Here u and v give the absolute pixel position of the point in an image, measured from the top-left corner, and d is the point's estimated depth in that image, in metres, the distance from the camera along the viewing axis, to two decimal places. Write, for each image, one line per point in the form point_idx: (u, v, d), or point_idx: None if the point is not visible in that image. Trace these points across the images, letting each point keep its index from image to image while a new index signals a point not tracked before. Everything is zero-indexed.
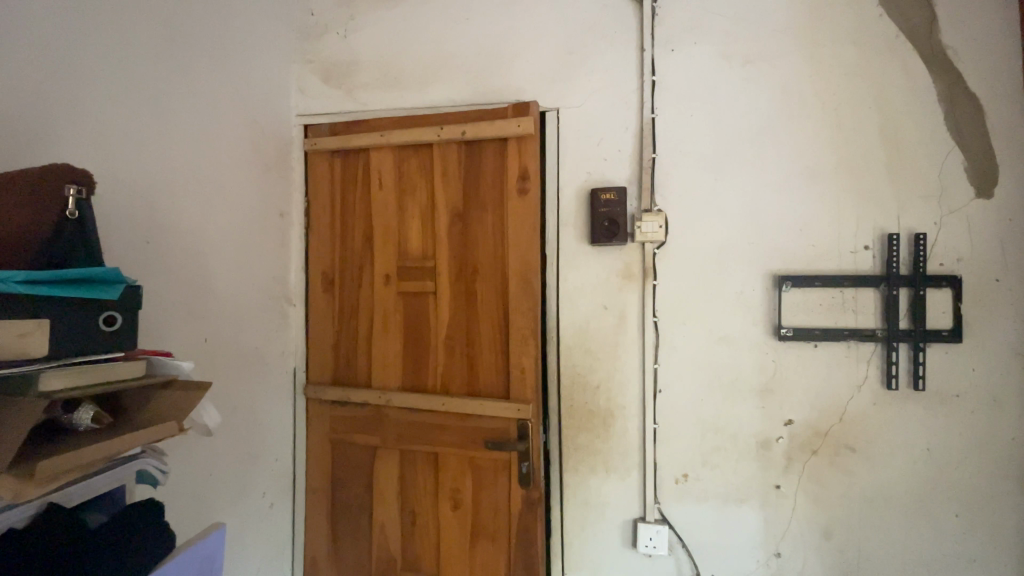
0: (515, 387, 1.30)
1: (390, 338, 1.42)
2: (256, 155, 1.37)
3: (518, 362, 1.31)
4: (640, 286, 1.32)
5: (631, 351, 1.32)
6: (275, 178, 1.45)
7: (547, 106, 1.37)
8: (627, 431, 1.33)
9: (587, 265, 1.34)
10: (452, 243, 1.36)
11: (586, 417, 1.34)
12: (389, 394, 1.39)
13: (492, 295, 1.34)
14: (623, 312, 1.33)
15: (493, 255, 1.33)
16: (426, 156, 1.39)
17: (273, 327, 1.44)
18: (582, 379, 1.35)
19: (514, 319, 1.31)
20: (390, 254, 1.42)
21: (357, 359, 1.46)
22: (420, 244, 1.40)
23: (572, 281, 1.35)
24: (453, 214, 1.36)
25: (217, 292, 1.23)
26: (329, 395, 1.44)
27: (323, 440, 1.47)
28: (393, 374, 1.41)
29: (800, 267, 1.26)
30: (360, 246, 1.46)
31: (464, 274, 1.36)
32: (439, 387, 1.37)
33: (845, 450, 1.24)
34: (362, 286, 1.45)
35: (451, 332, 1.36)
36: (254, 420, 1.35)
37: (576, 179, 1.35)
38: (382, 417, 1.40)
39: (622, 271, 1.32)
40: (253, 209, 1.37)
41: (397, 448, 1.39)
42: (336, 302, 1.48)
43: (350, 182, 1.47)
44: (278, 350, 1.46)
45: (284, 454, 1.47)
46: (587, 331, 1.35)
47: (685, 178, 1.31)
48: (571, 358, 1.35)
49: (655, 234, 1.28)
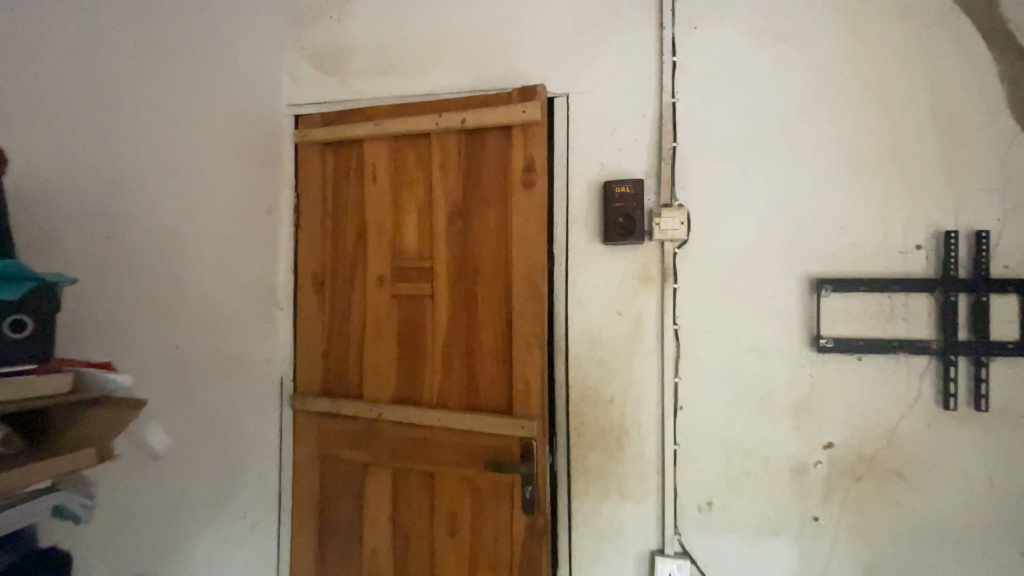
0: (519, 402, 1.16)
1: (383, 346, 1.29)
2: (240, 146, 1.27)
3: (523, 374, 1.16)
4: (660, 289, 1.17)
5: (648, 363, 1.18)
6: (262, 173, 1.35)
7: (556, 91, 1.25)
8: (644, 452, 1.18)
9: (599, 267, 1.20)
10: (451, 240, 1.24)
11: (598, 436, 1.20)
12: (381, 407, 1.26)
13: (494, 300, 1.20)
14: (640, 319, 1.18)
15: (495, 256, 1.20)
16: (424, 148, 1.27)
17: (257, 332, 1.34)
18: (593, 395, 1.20)
19: (518, 326, 1.17)
20: (384, 255, 1.30)
21: (349, 369, 1.34)
22: (417, 243, 1.27)
23: (582, 284, 1.21)
24: (453, 210, 1.24)
25: (191, 292, 1.13)
26: (319, 407, 1.33)
27: (312, 455, 1.36)
28: (387, 384, 1.29)
29: (841, 269, 1.12)
30: (353, 246, 1.34)
31: (464, 277, 1.23)
32: (437, 400, 1.24)
33: (892, 478, 1.09)
34: (355, 290, 1.33)
35: (449, 339, 1.23)
36: (234, 433, 1.25)
37: (588, 171, 1.22)
38: (374, 431, 1.28)
39: (640, 272, 1.18)
40: (236, 204, 1.27)
41: (390, 465, 1.27)
42: (327, 305, 1.37)
43: (343, 176, 1.37)
44: (262, 358, 1.35)
45: (270, 469, 1.37)
46: (599, 341, 1.20)
47: (710, 169, 1.16)
48: (581, 370, 1.21)
49: (676, 231, 1.14)
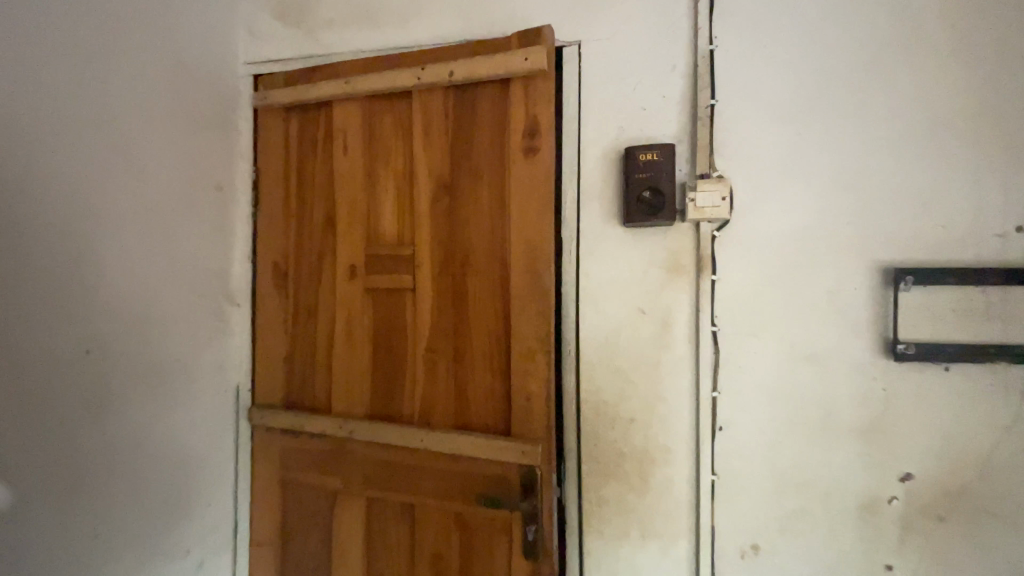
0: (518, 421, 0.94)
1: (354, 351, 1.07)
2: (181, 109, 1.05)
3: (523, 386, 0.94)
4: (694, 281, 0.95)
5: (679, 373, 0.95)
6: (211, 143, 1.13)
7: (565, 40, 1.02)
8: (674, 482, 0.96)
9: (618, 254, 0.97)
10: (436, 222, 1.01)
11: (617, 462, 0.97)
12: (352, 424, 1.04)
13: (489, 296, 0.98)
14: (669, 318, 0.95)
15: (489, 241, 0.98)
16: (404, 109, 1.05)
17: (205, 333, 1.12)
18: (611, 412, 0.97)
19: (517, 327, 0.94)
20: (357, 241, 1.07)
21: (314, 377, 1.11)
22: (395, 227, 1.05)
23: (598, 275, 0.98)
24: (439, 185, 1.01)
25: (107, 284, 0.92)
26: (280, 422, 1.11)
27: (272, 479, 1.14)
28: (359, 397, 1.07)
29: (922, 256, 0.88)
30: (320, 231, 1.12)
31: (452, 267, 1.00)
32: (418, 417, 1.02)
33: (987, 519, 0.87)
34: (322, 283, 1.11)
35: (434, 342, 1.01)
36: (170, 452, 1.04)
37: (603, 136, 0.99)
38: (344, 453, 1.06)
39: (669, 261, 0.95)
40: (177, 178, 1.05)
41: (362, 495, 1.05)
42: (290, 301, 1.14)
43: (309, 146, 1.14)
44: (212, 364, 1.13)
45: (223, 494, 1.16)
46: (618, 345, 0.97)
47: (757, 132, 0.93)
48: (596, 381, 0.98)
49: (717, 209, 0.91)
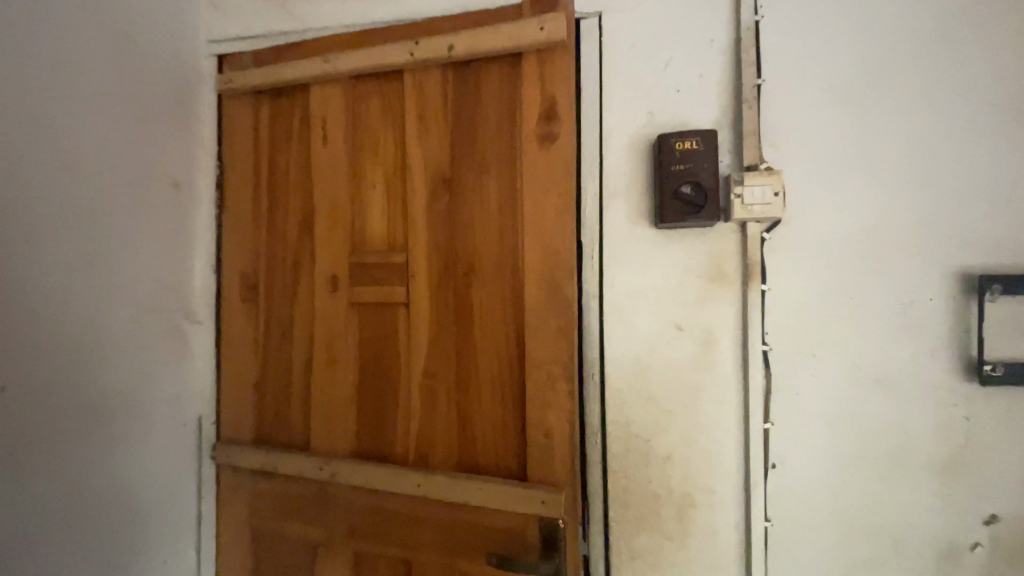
0: (536, 460, 0.79)
1: (337, 377, 0.91)
2: (128, 92, 0.88)
3: (542, 419, 0.79)
4: (740, 291, 0.80)
5: (724, 401, 0.80)
6: (166, 133, 0.96)
7: (583, 11, 0.87)
8: (719, 529, 0.81)
9: (649, 261, 0.82)
10: (433, 223, 0.85)
11: (651, 506, 0.82)
12: (335, 465, 0.88)
13: (498, 311, 0.82)
14: (711, 336, 0.81)
15: (498, 247, 0.83)
16: (394, 92, 0.89)
17: (160, 357, 0.94)
18: (643, 447, 0.82)
19: (533, 349, 0.80)
20: (339, 246, 0.91)
21: (290, 408, 0.95)
22: (384, 230, 0.89)
23: (625, 285, 0.83)
24: (437, 180, 0.86)
25: (31, 305, 0.74)
26: (249, 462, 0.94)
27: (241, 528, 0.97)
28: (344, 431, 0.90)
29: (1010, 258, 0.75)
30: (295, 235, 0.95)
31: (452, 277, 0.85)
32: (415, 455, 0.86)
33: None
34: (298, 297, 0.94)
35: (432, 365, 0.85)
36: (117, 504, 0.85)
37: (629, 123, 0.84)
38: (326, 498, 0.90)
39: (710, 268, 0.81)
40: (123, 175, 0.88)
41: (348, 548, 0.88)
42: (261, 317, 0.97)
43: (282, 137, 0.98)
44: (169, 394, 0.95)
45: (184, 550, 0.96)
46: (650, 369, 0.82)
47: (811, 117, 0.80)
48: (624, 410, 0.83)
49: (768, 208, 0.77)
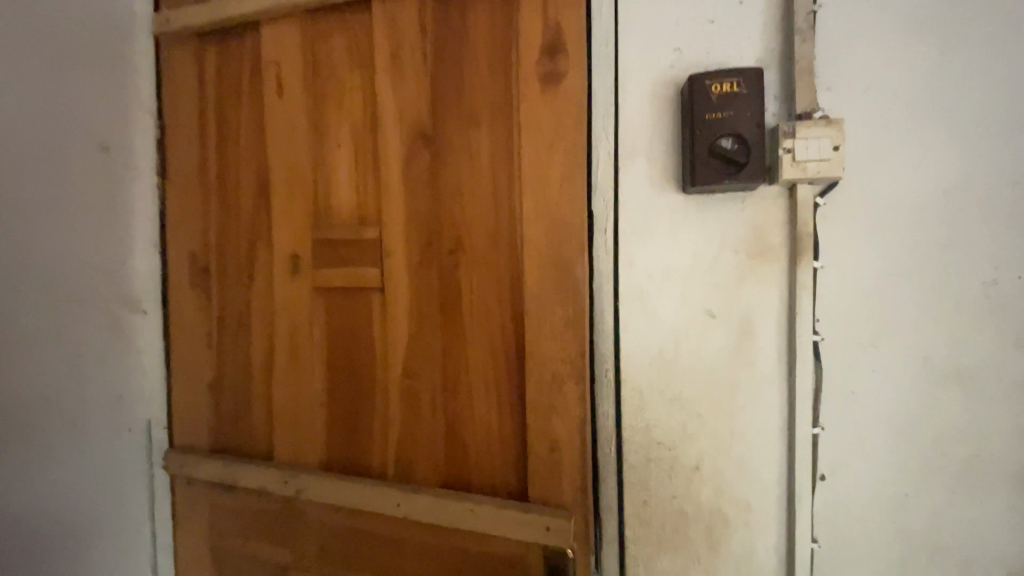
0: (540, 474, 0.66)
1: (303, 375, 0.77)
2: (30, 33, 0.72)
3: (547, 426, 0.66)
4: (786, 269, 0.66)
5: (765, 402, 0.66)
6: (87, 84, 0.79)
7: None
8: (755, 552, 0.67)
9: (675, 234, 0.68)
10: (412, 191, 0.70)
11: (675, 526, 0.69)
12: (302, 478, 0.74)
13: (492, 297, 0.68)
14: (750, 323, 0.66)
15: (492, 218, 0.68)
16: (361, 29, 0.73)
17: (95, 354, 0.79)
18: (666, 456, 0.69)
19: (534, 343, 0.66)
20: (300, 219, 0.76)
21: (250, 410, 0.81)
22: (354, 198, 0.74)
23: (646, 263, 0.69)
24: (416, 137, 0.70)
25: None
26: (203, 473, 0.81)
27: (199, 546, 0.84)
28: (312, 438, 0.77)
29: None
30: (250, 206, 0.80)
31: (436, 255, 0.70)
32: (396, 466, 0.73)
33: None
34: (256, 280, 0.79)
35: (414, 361, 0.71)
36: (47, 528, 0.72)
37: (652, 64, 0.68)
38: (294, 516, 0.77)
39: (750, 241, 0.66)
40: (30, 134, 0.72)
41: (321, 573, 0.76)
42: (214, 305, 0.83)
43: (231, 89, 0.81)
44: (110, 397, 0.81)
45: (136, 570, 0.84)
46: (676, 363, 0.68)
47: (878, 52, 0.64)
48: (644, 413, 0.69)
49: (825, 165, 0.62)
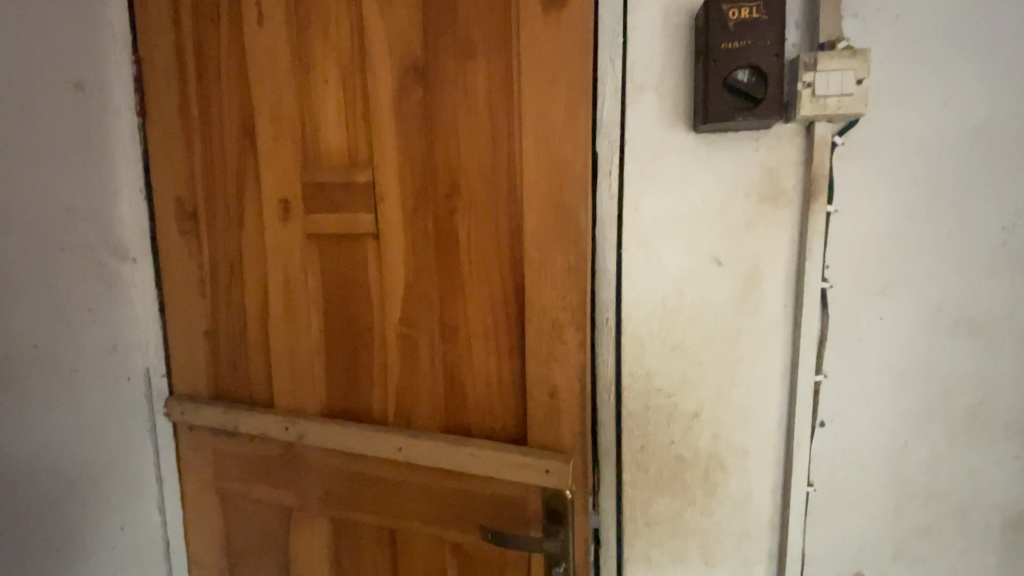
0: (540, 421, 0.66)
1: (299, 323, 0.75)
2: None
3: (547, 373, 0.65)
4: (798, 213, 0.63)
5: (769, 349, 0.65)
6: (53, 12, 0.73)
7: None
8: (752, 495, 0.68)
9: (683, 176, 0.64)
10: (405, 130, 0.66)
11: (673, 470, 0.70)
12: (303, 425, 0.75)
13: (491, 243, 0.66)
14: (757, 270, 0.64)
15: (489, 159, 0.64)
16: None
17: (86, 302, 0.78)
18: (666, 404, 0.69)
19: (534, 290, 0.64)
20: (289, 162, 0.72)
21: (248, 359, 0.80)
22: (344, 139, 0.70)
23: (651, 208, 0.66)
24: (408, 70, 0.65)
25: None
26: (205, 420, 0.81)
27: (205, 490, 0.86)
28: (311, 386, 0.76)
29: None
30: (235, 148, 0.76)
31: (431, 200, 0.67)
32: (395, 413, 0.73)
33: None
34: (246, 226, 0.77)
35: (411, 309, 0.70)
36: (54, 472, 0.73)
37: None
38: (296, 461, 0.78)
39: (761, 183, 0.63)
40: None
41: (325, 514, 0.78)
42: (205, 253, 0.80)
43: (208, 18, 0.75)
44: (104, 346, 0.80)
45: (146, 511, 0.86)
46: (679, 311, 0.67)
47: None
48: (645, 361, 0.69)
49: (847, 102, 0.58)
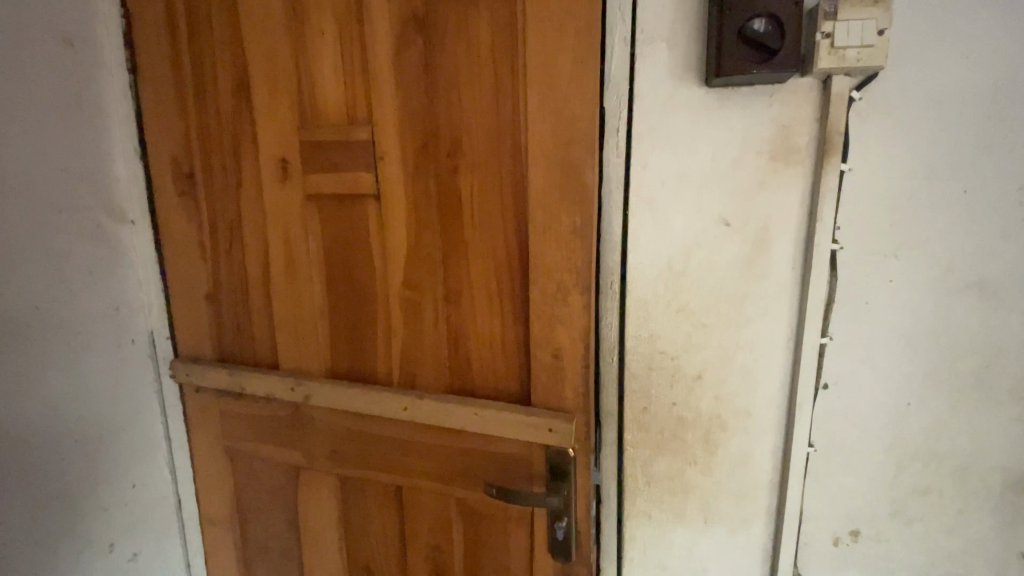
0: (544, 383, 0.66)
1: (301, 286, 0.75)
2: None
3: (550, 335, 0.65)
4: (810, 172, 0.61)
5: (774, 312, 0.65)
6: None
7: None
8: (752, 455, 0.69)
9: (693, 134, 0.62)
10: (405, 85, 0.64)
11: (674, 431, 0.70)
12: (308, 386, 0.75)
13: (494, 203, 0.64)
14: (766, 231, 0.63)
15: (492, 116, 0.62)
16: None
17: (87, 264, 0.77)
18: (669, 366, 0.69)
19: (537, 252, 0.63)
20: (286, 119, 0.70)
21: (251, 322, 0.80)
22: (342, 95, 0.67)
23: (659, 167, 0.64)
24: (407, 20, 0.63)
25: None
26: (211, 382, 0.82)
27: (214, 449, 0.87)
28: (315, 349, 0.77)
29: None
30: (230, 105, 0.74)
31: (433, 159, 0.65)
32: (399, 376, 0.73)
33: None
34: (244, 187, 0.75)
35: (413, 271, 0.69)
36: (62, 431, 0.74)
37: None
38: (302, 422, 0.79)
39: (774, 141, 0.61)
40: None
41: (331, 473, 0.79)
42: (204, 215, 0.79)
43: None
44: (107, 309, 0.80)
45: (157, 470, 0.88)
46: (685, 273, 0.66)
47: None
48: (649, 324, 0.68)
49: (867, 54, 0.55)
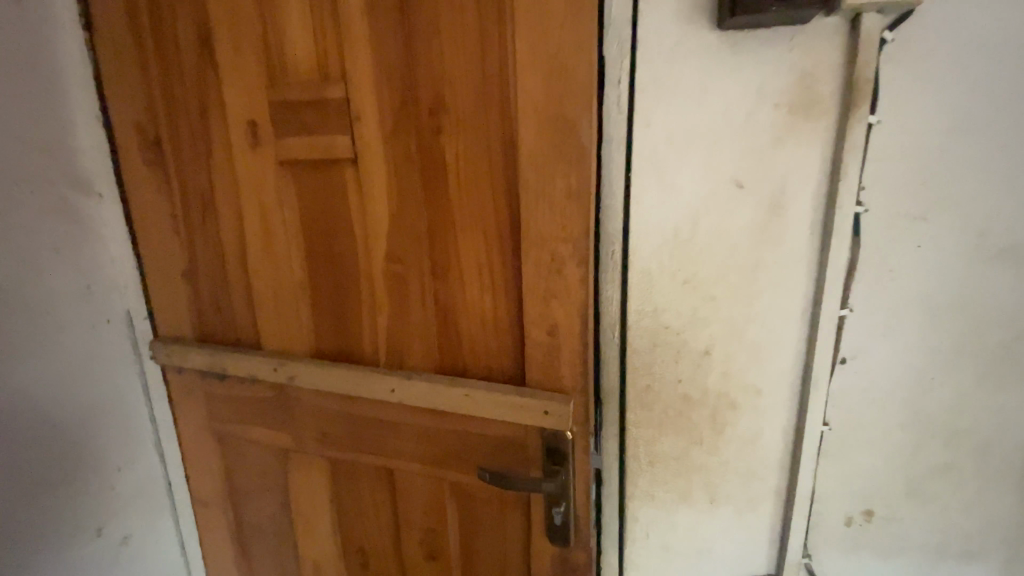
0: (540, 360, 0.62)
1: (279, 260, 0.70)
2: None
3: (546, 310, 0.60)
4: (833, 126, 0.55)
5: (789, 282, 0.60)
6: None
7: None
8: (761, 434, 0.65)
9: (703, 86, 0.56)
10: (380, 37, 0.58)
11: (679, 410, 0.66)
12: (292, 367, 0.71)
13: (481, 167, 0.58)
14: (782, 193, 0.57)
15: (478, 69, 0.56)
16: None
17: (53, 241, 0.72)
18: (675, 342, 0.64)
19: (530, 220, 0.57)
20: (254, 79, 0.64)
21: (230, 299, 0.76)
22: (313, 49, 0.61)
23: (664, 124, 0.57)
24: None
25: None
26: (193, 363, 0.78)
27: (201, 432, 0.84)
28: (298, 327, 0.72)
29: None
30: (194, 64, 0.67)
31: (413, 119, 0.59)
32: (387, 355, 0.69)
33: None
34: (214, 155, 0.70)
35: (396, 243, 0.64)
36: (39, 416, 0.71)
37: None
38: (288, 403, 0.75)
39: (794, 92, 0.54)
40: None
41: (321, 454, 0.76)
42: (174, 185, 0.74)
43: None
44: (79, 288, 0.76)
45: (144, 452, 0.86)
46: (692, 241, 0.60)
47: None
48: (653, 297, 0.63)
49: None
